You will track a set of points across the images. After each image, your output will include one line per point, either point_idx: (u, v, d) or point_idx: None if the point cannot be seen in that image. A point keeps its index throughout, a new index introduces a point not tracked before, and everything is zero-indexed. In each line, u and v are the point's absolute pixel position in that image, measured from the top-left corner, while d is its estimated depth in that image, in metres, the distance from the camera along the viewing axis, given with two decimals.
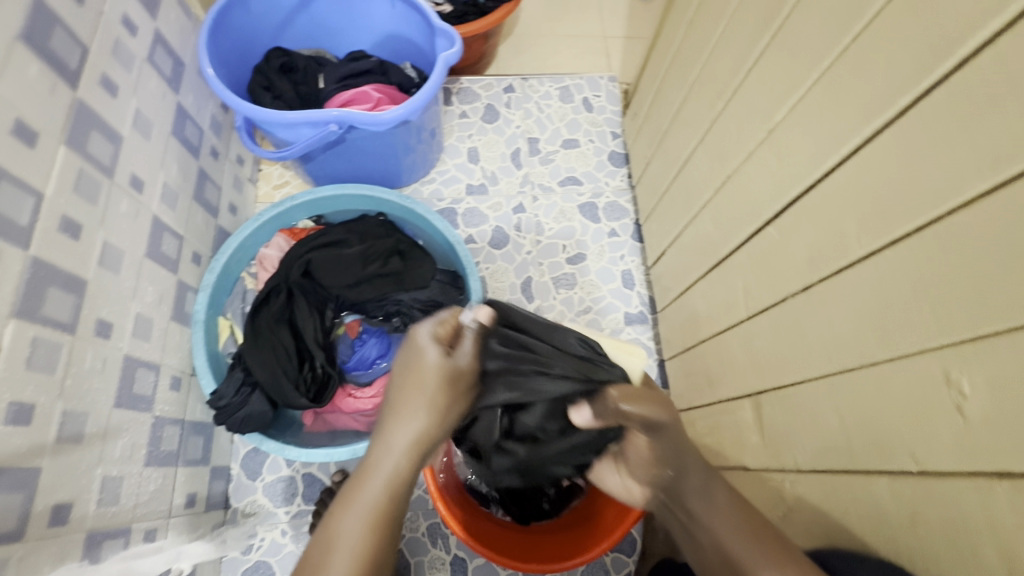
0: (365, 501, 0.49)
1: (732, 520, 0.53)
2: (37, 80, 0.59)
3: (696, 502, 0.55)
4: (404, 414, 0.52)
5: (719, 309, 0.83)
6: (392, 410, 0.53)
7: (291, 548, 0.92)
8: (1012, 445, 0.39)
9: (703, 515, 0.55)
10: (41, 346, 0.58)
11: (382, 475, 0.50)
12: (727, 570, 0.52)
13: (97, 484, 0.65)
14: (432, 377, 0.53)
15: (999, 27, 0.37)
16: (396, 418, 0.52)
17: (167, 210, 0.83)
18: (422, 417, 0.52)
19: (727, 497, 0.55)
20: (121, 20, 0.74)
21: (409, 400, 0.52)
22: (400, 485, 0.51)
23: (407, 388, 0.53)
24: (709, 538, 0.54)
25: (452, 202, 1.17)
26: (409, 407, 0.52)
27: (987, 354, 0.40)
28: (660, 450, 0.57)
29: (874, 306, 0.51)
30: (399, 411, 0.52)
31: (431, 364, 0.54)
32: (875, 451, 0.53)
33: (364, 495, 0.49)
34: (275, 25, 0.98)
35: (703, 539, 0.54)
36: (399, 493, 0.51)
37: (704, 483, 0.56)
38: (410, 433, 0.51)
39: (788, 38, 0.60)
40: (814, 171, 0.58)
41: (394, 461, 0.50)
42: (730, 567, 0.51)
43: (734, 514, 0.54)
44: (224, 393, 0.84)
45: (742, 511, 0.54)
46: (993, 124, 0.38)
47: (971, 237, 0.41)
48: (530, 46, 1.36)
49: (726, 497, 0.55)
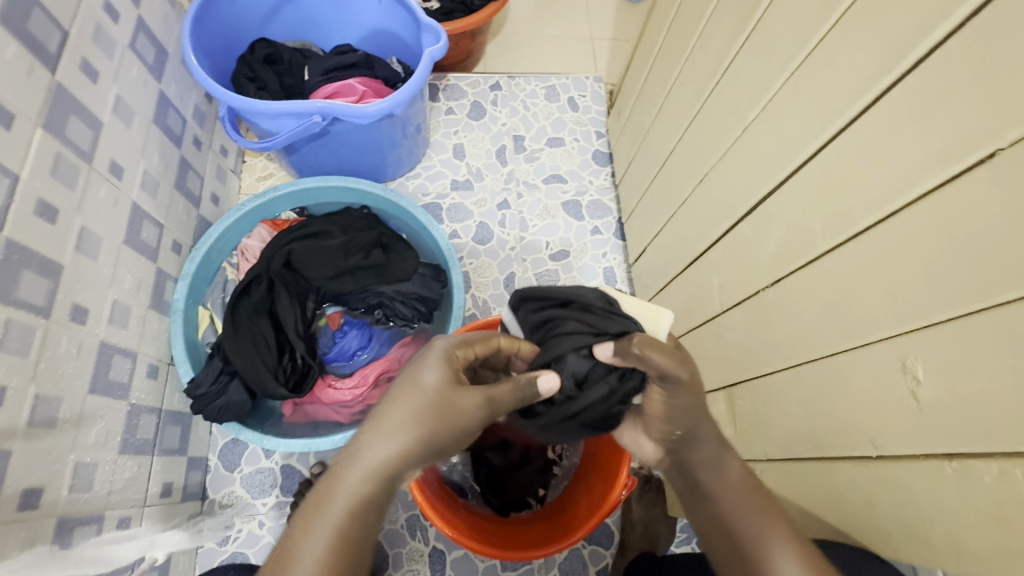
0: (323, 527, 0.41)
1: (743, 493, 0.51)
2: (14, 61, 0.59)
3: (707, 472, 0.53)
4: (385, 432, 0.45)
5: (695, 305, 0.84)
6: (373, 420, 0.46)
7: (269, 540, 0.92)
8: (960, 429, 0.41)
9: (711, 483, 0.53)
10: (14, 328, 0.57)
11: (346, 498, 0.42)
12: (725, 540, 0.50)
13: (69, 470, 0.64)
14: (422, 398, 0.46)
15: (950, 30, 0.39)
16: (373, 434, 0.45)
17: (147, 198, 0.82)
18: (403, 439, 0.44)
19: (740, 471, 0.53)
20: (103, 6, 0.74)
21: (392, 417, 0.45)
22: (366, 513, 0.43)
23: (394, 406, 0.46)
24: (713, 507, 0.52)
25: (437, 197, 1.18)
26: (388, 425, 0.45)
27: (939, 344, 0.42)
28: (671, 407, 0.54)
29: (836, 300, 0.53)
30: (378, 427, 0.45)
31: (427, 386, 0.47)
32: (838, 440, 0.55)
33: (323, 517, 0.42)
34: (261, 17, 0.98)
35: (706, 508, 0.52)
36: (364, 524, 0.43)
37: (716, 451, 0.54)
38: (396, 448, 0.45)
39: (761, 40, 0.61)
40: (783, 169, 0.59)
41: (362, 483, 0.43)
42: (731, 538, 0.49)
43: (729, 474, 0.53)
44: (202, 381, 0.85)
45: (753, 488, 0.52)
46: (944, 125, 0.40)
47: (924, 232, 0.43)
48: (517, 46, 1.37)
49: (737, 470, 0.53)
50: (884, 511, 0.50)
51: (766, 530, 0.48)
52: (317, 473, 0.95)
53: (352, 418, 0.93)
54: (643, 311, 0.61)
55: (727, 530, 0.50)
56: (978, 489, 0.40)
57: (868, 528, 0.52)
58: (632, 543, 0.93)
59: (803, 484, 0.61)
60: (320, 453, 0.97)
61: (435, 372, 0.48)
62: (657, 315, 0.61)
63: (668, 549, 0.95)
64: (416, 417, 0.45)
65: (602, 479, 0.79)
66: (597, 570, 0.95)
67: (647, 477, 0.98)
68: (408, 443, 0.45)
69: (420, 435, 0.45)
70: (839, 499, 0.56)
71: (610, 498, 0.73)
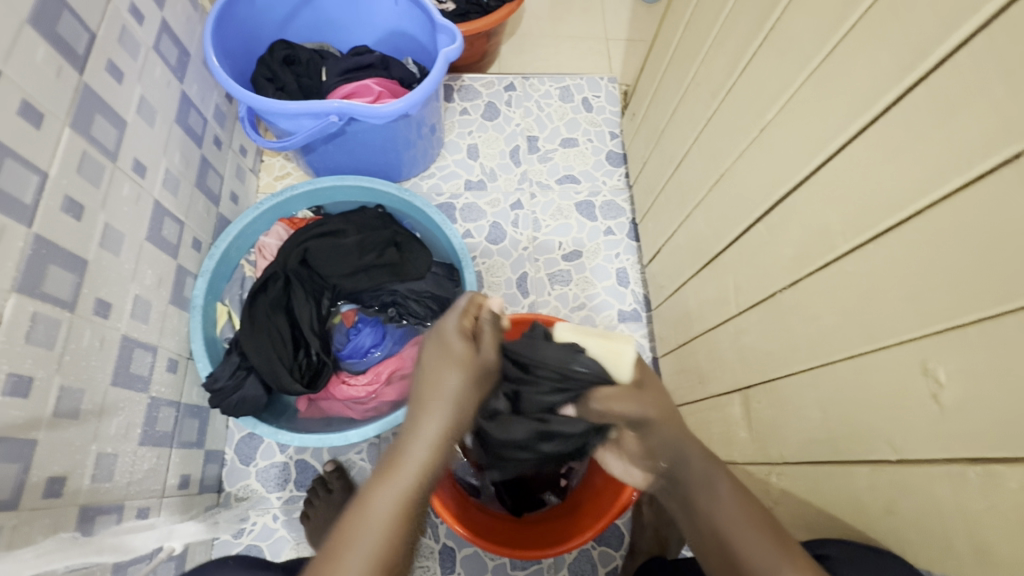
0: (372, 513, 0.48)
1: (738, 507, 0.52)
2: (44, 63, 0.61)
3: (700, 494, 0.54)
4: (420, 435, 0.52)
5: (711, 306, 0.84)
6: (417, 407, 0.54)
7: (282, 533, 0.93)
8: (984, 434, 0.40)
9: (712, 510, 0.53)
10: (40, 321, 0.59)
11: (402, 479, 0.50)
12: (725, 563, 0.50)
13: (91, 459, 0.66)
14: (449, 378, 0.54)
15: (977, 27, 0.38)
16: (415, 437, 0.52)
17: (168, 195, 0.84)
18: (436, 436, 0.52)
19: (733, 487, 0.53)
20: (129, 8, 0.75)
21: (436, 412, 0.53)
22: (409, 505, 0.50)
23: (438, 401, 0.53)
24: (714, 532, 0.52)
25: (450, 197, 1.19)
26: (427, 416, 0.53)
27: (962, 347, 0.41)
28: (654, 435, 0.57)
29: (855, 301, 0.52)
30: (419, 429, 0.52)
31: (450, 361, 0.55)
32: (857, 444, 0.54)
33: (372, 508, 0.49)
34: (280, 20, 1.00)
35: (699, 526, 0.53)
36: (410, 511, 0.50)
37: (709, 469, 0.55)
38: (430, 422, 0.53)
39: (780, 38, 0.61)
40: (802, 169, 0.59)
41: (406, 477, 0.50)
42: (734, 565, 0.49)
43: (731, 490, 0.53)
44: (219, 375, 0.86)
45: (749, 505, 0.52)
46: (970, 123, 0.39)
47: (946, 231, 0.42)
48: (532, 47, 1.37)
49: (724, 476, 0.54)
50: (904, 517, 0.49)
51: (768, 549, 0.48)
52: (331, 469, 0.96)
53: (365, 414, 0.94)
54: (605, 348, 0.60)
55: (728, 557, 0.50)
56: (1001, 497, 0.39)
57: (888, 534, 0.51)
58: (642, 546, 0.93)
59: (820, 488, 0.60)
60: (333, 449, 0.98)
61: (456, 346, 0.55)
62: (620, 347, 0.59)
63: (679, 553, 0.94)
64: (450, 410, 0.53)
65: (615, 477, 0.79)
66: (606, 571, 0.95)
67: None
68: (443, 433, 0.53)
69: (453, 419, 0.53)
70: (859, 505, 0.55)
71: (623, 497, 0.73)
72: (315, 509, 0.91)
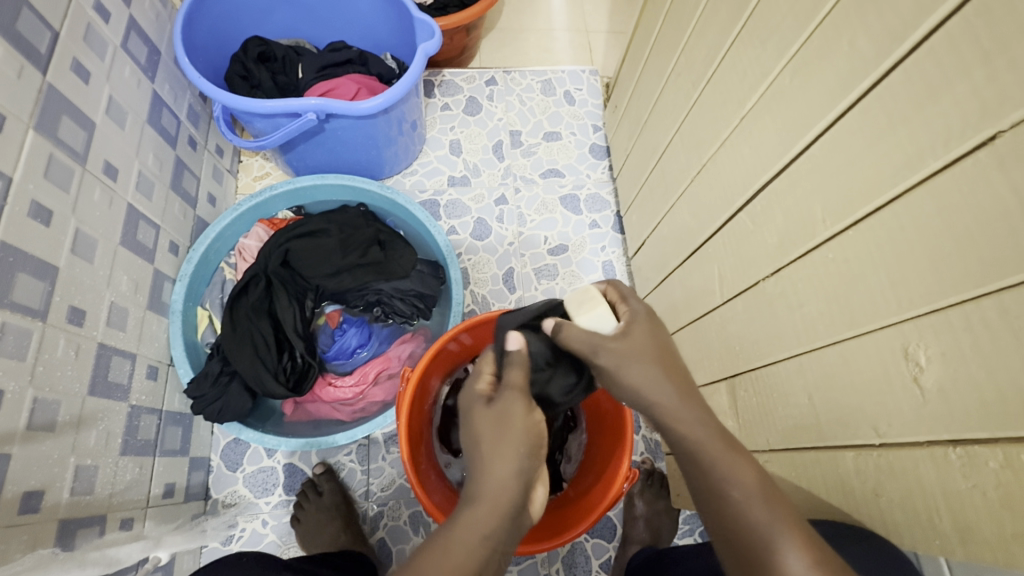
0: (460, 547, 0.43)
1: (732, 465, 0.45)
2: (4, 63, 0.59)
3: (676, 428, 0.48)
4: (489, 465, 0.46)
5: (696, 297, 0.84)
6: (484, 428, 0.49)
7: (272, 537, 0.92)
8: (966, 416, 0.41)
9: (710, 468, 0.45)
10: (10, 332, 0.57)
11: (495, 489, 0.45)
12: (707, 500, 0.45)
13: (70, 472, 0.64)
14: (512, 453, 0.46)
15: (951, 11, 0.39)
16: (476, 505, 0.45)
17: (142, 199, 0.82)
18: (502, 496, 0.45)
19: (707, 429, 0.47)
20: (94, 5, 0.73)
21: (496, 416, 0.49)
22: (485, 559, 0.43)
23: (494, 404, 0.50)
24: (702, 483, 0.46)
25: (434, 194, 1.17)
26: (498, 444, 0.47)
27: (943, 330, 0.42)
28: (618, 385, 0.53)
29: (837, 287, 0.53)
30: (483, 498, 0.45)
31: (506, 418, 0.49)
32: (841, 429, 0.55)
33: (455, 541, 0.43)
34: (253, 15, 0.98)
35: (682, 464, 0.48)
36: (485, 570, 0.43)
37: (687, 421, 0.48)
38: (489, 425, 0.49)
39: (759, 26, 0.61)
40: (783, 157, 0.59)
41: (463, 554, 0.42)
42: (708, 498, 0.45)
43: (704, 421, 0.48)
44: (202, 382, 0.85)
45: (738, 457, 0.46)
46: (945, 107, 0.40)
47: (924, 216, 0.42)
48: (512, 40, 1.36)
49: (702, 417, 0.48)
50: (890, 499, 0.50)
51: (758, 510, 0.43)
52: (319, 473, 0.94)
53: (353, 416, 0.93)
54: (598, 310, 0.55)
55: (729, 537, 0.43)
56: (983, 476, 0.40)
57: (876, 516, 0.52)
58: (634, 536, 0.93)
59: (807, 472, 0.61)
60: (322, 452, 0.97)
61: (524, 425, 0.48)
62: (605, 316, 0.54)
63: (671, 541, 0.95)
64: (515, 424, 0.48)
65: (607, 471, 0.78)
66: (600, 563, 0.95)
67: (650, 471, 0.98)
68: (513, 444, 0.47)
69: (514, 458, 0.46)
70: (844, 487, 0.56)
71: (613, 489, 0.73)
72: (305, 512, 0.90)
